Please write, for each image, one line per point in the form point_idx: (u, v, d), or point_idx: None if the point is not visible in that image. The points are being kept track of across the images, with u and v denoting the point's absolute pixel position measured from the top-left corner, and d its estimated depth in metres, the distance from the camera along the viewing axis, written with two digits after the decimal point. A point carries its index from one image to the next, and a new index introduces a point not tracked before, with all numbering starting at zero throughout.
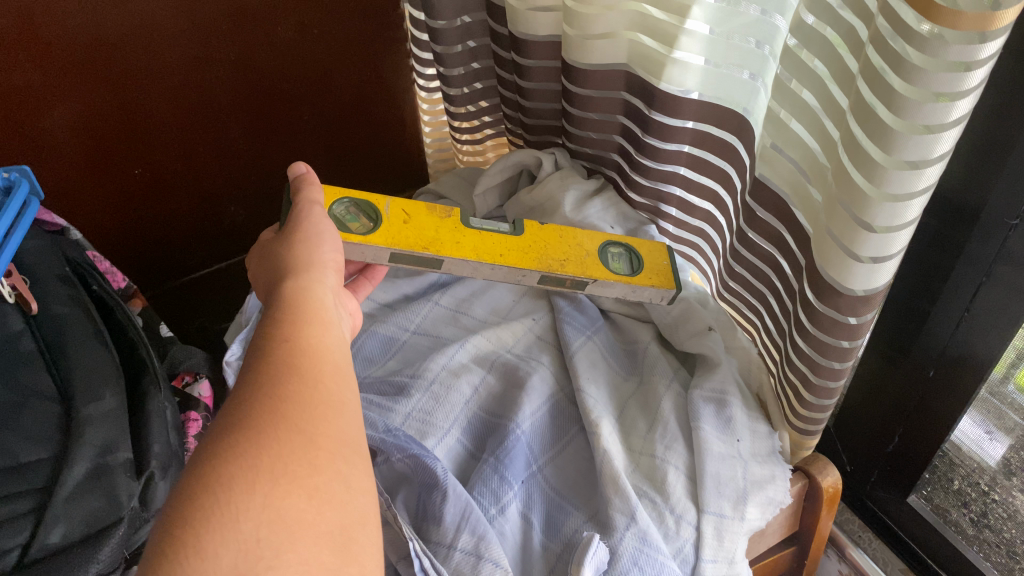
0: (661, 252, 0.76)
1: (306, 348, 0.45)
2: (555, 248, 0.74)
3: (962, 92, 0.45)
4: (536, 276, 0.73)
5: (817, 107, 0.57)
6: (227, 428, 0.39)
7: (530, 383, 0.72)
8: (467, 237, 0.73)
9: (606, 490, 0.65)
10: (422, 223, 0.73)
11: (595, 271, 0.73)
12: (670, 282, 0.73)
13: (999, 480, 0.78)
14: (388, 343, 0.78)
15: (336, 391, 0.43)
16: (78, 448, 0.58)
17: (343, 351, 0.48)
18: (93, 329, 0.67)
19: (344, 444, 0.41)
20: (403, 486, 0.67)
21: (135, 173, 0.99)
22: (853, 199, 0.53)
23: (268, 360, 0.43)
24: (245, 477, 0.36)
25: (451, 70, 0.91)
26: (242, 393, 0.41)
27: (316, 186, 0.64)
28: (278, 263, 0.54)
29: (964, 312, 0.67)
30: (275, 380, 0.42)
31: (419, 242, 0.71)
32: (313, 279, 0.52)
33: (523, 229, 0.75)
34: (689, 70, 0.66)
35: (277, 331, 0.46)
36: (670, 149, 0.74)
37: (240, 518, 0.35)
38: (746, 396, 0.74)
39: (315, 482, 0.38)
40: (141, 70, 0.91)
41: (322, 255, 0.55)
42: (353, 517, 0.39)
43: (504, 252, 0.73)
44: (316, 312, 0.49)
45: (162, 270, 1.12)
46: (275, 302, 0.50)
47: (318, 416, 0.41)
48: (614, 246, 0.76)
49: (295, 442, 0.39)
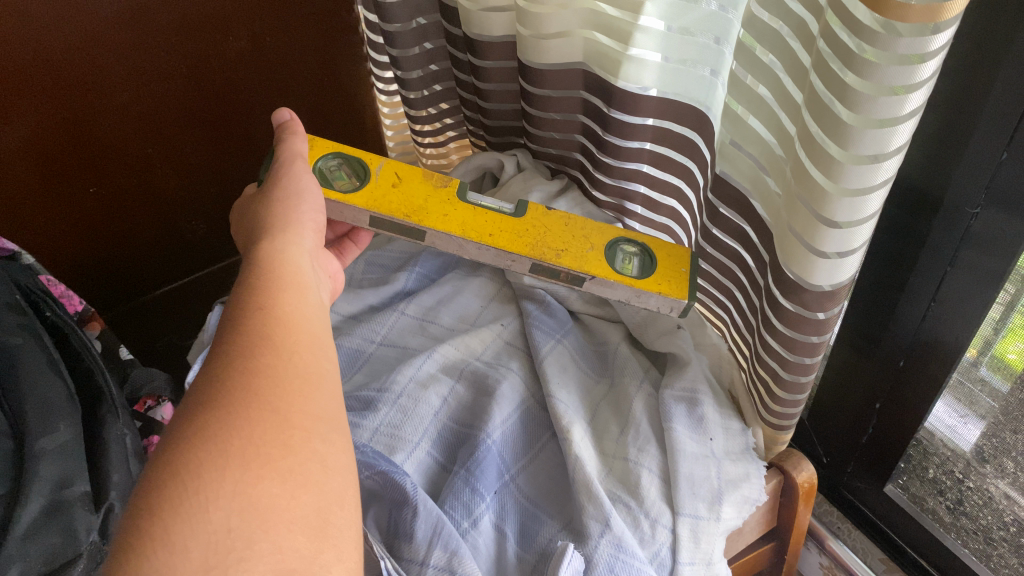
0: (682, 258, 0.69)
1: (281, 316, 0.44)
2: (555, 237, 0.69)
3: (916, 85, 0.44)
4: (527, 263, 0.69)
5: (772, 103, 0.56)
6: (199, 404, 0.38)
7: (499, 391, 0.71)
8: (459, 211, 0.70)
9: (580, 498, 0.64)
10: (414, 188, 0.72)
11: (595, 267, 0.68)
12: (682, 292, 0.67)
13: (974, 468, 0.77)
14: (354, 357, 0.77)
15: (313, 363, 0.43)
16: (32, 483, 0.56)
17: (321, 316, 0.47)
18: (46, 357, 0.65)
19: (320, 419, 0.40)
20: (375, 502, 0.65)
21: (90, 192, 0.97)
22: (811, 195, 0.52)
23: (244, 329, 0.43)
24: (216, 464, 0.36)
25: (409, 73, 0.89)
26: (214, 368, 0.41)
27: (300, 135, 0.62)
28: (255, 222, 0.54)
29: (930, 302, 0.67)
30: (250, 354, 0.41)
31: (402, 209, 0.70)
32: (289, 241, 0.51)
33: (525, 212, 0.71)
34: (645, 67, 0.65)
35: (252, 297, 0.45)
36: (631, 147, 0.73)
37: (210, 508, 0.34)
38: (717, 393, 0.74)
39: (290, 464, 0.37)
40: (92, 86, 0.88)
41: (301, 216, 0.55)
42: (330, 496, 0.38)
43: (495, 233, 0.69)
44: (294, 279, 0.48)
45: (122, 289, 1.10)
46: (249, 263, 0.49)
47: (293, 390, 0.40)
48: (628, 245, 0.70)
49: (268, 421, 0.38)
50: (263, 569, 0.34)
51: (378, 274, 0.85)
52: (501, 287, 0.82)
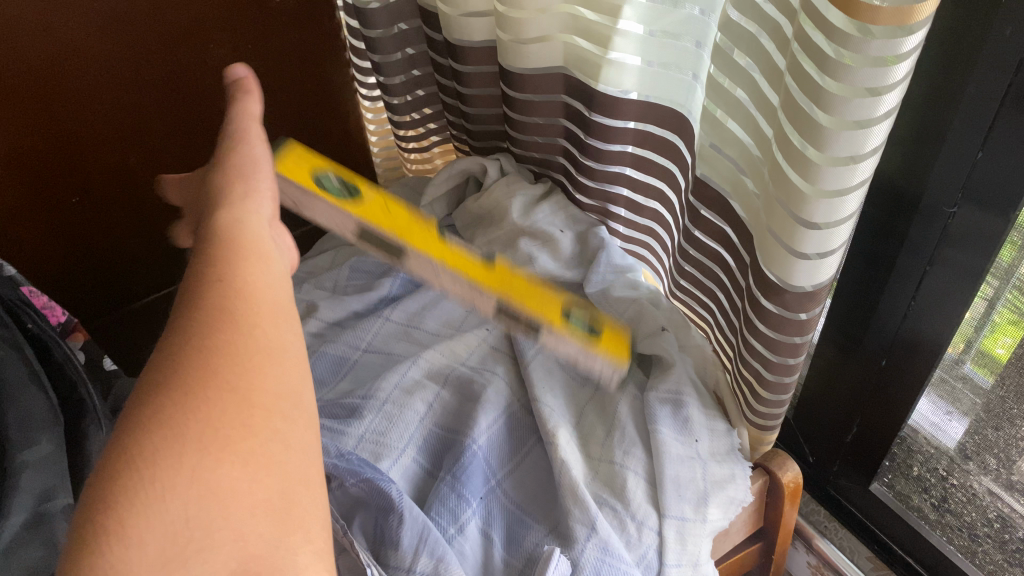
0: (631, 332, 0.69)
1: (241, 288, 0.40)
2: (522, 284, 0.68)
3: (889, 86, 0.44)
4: (490, 302, 0.67)
5: (750, 105, 0.56)
6: (152, 385, 0.35)
7: (484, 396, 0.71)
8: (425, 236, 0.69)
9: (565, 501, 0.64)
10: (382, 206, 0.70)
11: (554, 313, 0.66)
12: (626, 355, 0.67)
13: (957, 465, 0.77)
14: (339, 364, 0.77)
15: (275, 335, 0.39)
16: (14, 496, 0.56)
17: (283, 282, 0.44)
18: (28, 370, 0.64)
19: (282, 398, 0.38)
20: (360, 509, 0.64)
21: (73, 202, 0.96)
22: (789, 198, 0.52)
23: (200, 305, 0.39)
24: (172, 450, 0.33)
25: (391, 79, 0.89)
26: (169, 342, 0.37)
27: (255, 95, 0.54)
28: (209, 179, 0.48)
29: (911, 301, 0.67)
30: (207, 329, 0.37)
31: (366, 218, 0.68)
32: (248, 202, 0.46)
33: (496, 261, 0.70)
34: (625, 71, 0.65)
35: (208, 268, 0.41)
36: (613, 150, 0.73)
37: (167, 500, 0.32)
38: (702, 394, 0.73)
39: (251, 445, 0.35)
40: (72, 95, 0.88)
41: (258, 160, 0.50)
42: (293, 475, 0.36)
43: (460, 265, 0.68)
44: (252, 241, 0.44)
45: (99, 297, 1.08)
46: (205, 231, 0.44)
47: (253, 367, 0.37)
48: (580, 291, 0.70)
49: (229, 402, 0.35)
50: (227, 555, 0.32)
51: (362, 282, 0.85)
52: None
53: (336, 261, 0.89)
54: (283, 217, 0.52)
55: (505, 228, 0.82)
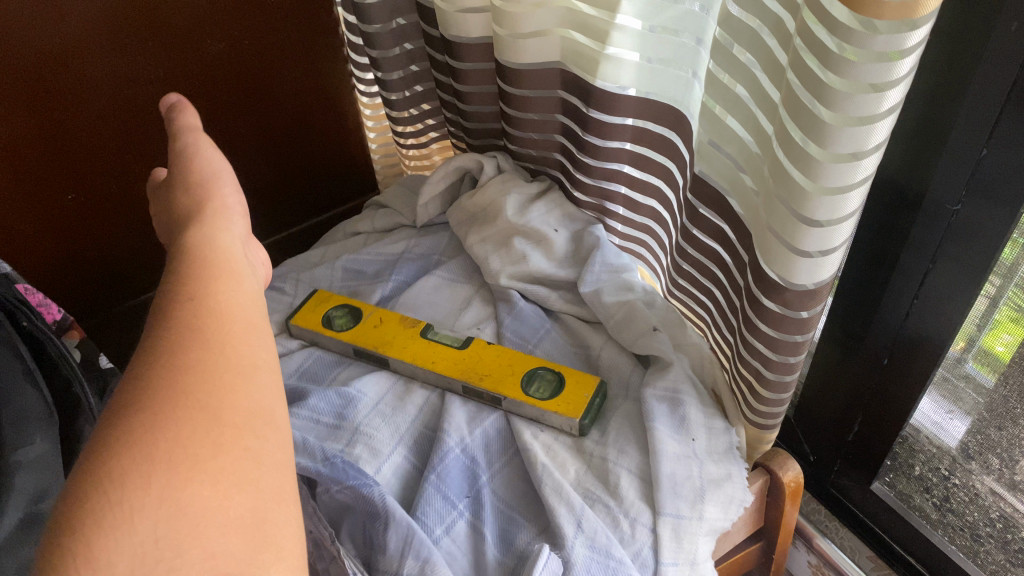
0: (588, 384, 0.71)
1: (211, 307, 0.41)
2: (485, 364, 0.73)
3: (893, 81, 0.43)
4: (459, 388, 0.73)
5: (750, 102, 0.56)
6: (122, 407, 0.35)
7: (451, 411, 0.71)
8: (415, 343, 0.76)
9: (550, 501, 0.64)
10: (390, 327, 0.78)
11: (508, 389, 0.71)
12: (576, 411, 0.68)
13: (959, 464, 0.77)
14: (333, 364, 0.78)
15: (246, 354, 0.40)
16: (7, 497, 0.55)
17: (256, 304, 0.44)
18: (22, 370, 0.64)
19: (254, 416, 0.37)
20: (347, 515, 0.64)
21: (68, 198, 0.95)
22: (791, 195, 0.52)
23: (169, 322, 0.39)
24: (141, 469, 0.32)
25: (389, 75, 0.89)
26: (140, 365, 0.37)
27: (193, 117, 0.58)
28: (175, 212, 0.51)
29: (913, 299, 0.66)
30: (177, 349, 0.38)
31: (371, 343, 0.77)
32: (219, 230, 0.48)
33: (469, 344, 0.76)
34: (623, 66, 0.65)
35: (181, 289, 0.42)
36: (611, 147, 0.72)
37: (135, 517, 0.31)
38: (700, 392, 0.72)
39: (221, 463, 0.34)
40: (67, 90, 0.87)
41: (226, 200, 0.51)
42: (266, 493, 0.35)
43: (438, 358, 0.74)
44: (225, 266, 0.45)
45: (98, 294, 1.05)
46: (176, 252, 0.46)
47: (224, 385, 0.37)
48: (546, 372, 0.73)
49: (198, 419, 0.35)
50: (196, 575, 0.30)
51: (354, 282, 0.86)
52: (479, 288, 0.83)
53: (327, 256, 0.91)
54: (255, 249, 0.52)
55: (501, 226, 0.81)
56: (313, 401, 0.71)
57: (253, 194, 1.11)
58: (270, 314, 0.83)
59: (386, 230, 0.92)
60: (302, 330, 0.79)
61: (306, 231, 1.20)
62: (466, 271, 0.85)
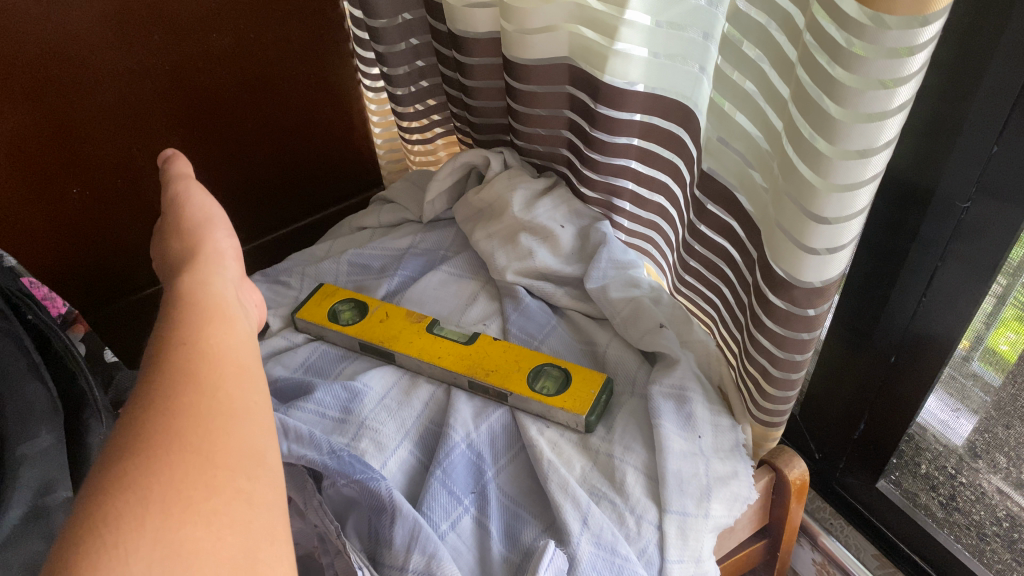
0: (595, 381, 0.71)
1: (204, 350, 0.40)
2: (492, 359, 0.73)
3: (905, 77, 0.43)
4: (465, 383, 0.73)
5: (758, 97, 0.55)
6: (115, 451, 0.34)
7: (457, 406, 0.71)
8: (421, 338, 0.76)
9: (556, 497, 0.64)
10: (397, 322, 0.78)
11: (515, 385, 0.71)
12: (583, 408, 0.68)
13: (966, 463, 0.77)
14: (338, 358, 0.78)
15: (239, 396, 0.39)
16: (14, 489, 0.55)
17: (250, 349, 0.43)
18: (28, 363, 0.63)
19: (247, 458, 0.36)
20: (353, 510, 0.64)
21: (73, 192, 0.94)
22: (800, 192, 0.52)
23: (160, 366, 0.39)
24: (135, 512, 0.31)
25: (395, 70, 0.89)
26: (133, 409, 0.36)
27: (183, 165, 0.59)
28: (169, 259, 0.51)
29: (922, 296, 0.66)
30: (170, 392, 0.37)
31: (378, 337, 0.77)
32: (211, 279, 0.47)
33: (476, 339, 0.76)
34: (631, 62, 0.65)
35: (173, 333, 0.41)
36: (619, 143, 0.72)
37: (130, 560, 0.30)
38: (707, 390, 0.72)
39: (215, 505, 0.33)
40: (73, 85, 0.87)
41: (218, 244, 0.52)
42: (258, 534, 0.34)
43: (444, 353, 0.74)
44: (218, 309, 0.44)
45: (106, 288, 1.04)
46: (168, 298, 0.45)
47: (216, 427, 0.36)
48: (552, 368, 0.73)
49: (190, 461, 0.34)
50: None
51: (360, 276, 0.86)
52: (485, 284, 0.83)
53: (333, 251, 0.90)
54: (249, 292, 0.52)
55: (507, 222, 0.81)
56: (319, 395, 0.71)
57: (258, 187, 1.11)
58: (276, 308, 0.83)
59: (392, 225, 0.92)
60: (308, 325, 0.79)
61: (310, 225, 1.19)
62: (472, 266, 0.85)
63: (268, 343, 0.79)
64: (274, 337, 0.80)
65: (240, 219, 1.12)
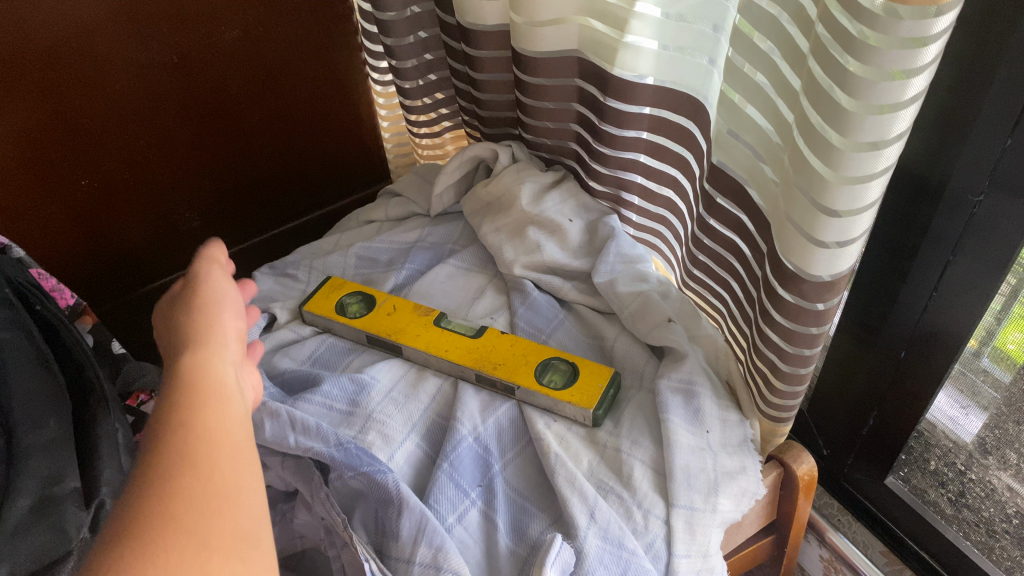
0: (603, 375, 0.71)
1: (199, 431, 0.40)
2: (499, 353, 0.73)
3: (918, 68, 0.43)
4: (472, 377, 0.72)
5: (770, 90, 0.55)
6: (109, 535, 0.34)
7: (464, 399, 0.71)
8: (429, 332, 0.76)
9: (563, 491, 0.63)
10: (404, 316, 0.78)
11: (522, 378, 0.70)
12: (590, 401, 0.68)
13: (976, 459, 0.77)
14: (345, 351, 0.78)
15: (234, 477, 0.39)
16: (20, 479, 0.55)
17: (245, 429, 0.43)
18: (35, 353, 0.63)
19: (238, 541, 0.37)
20: (360, 502, 0.64)
21: (82, 184, 0.94)
22: (810, 184, 0.51)
23: (155, 446, 0.38)
24: None
25: (403, 63, 0.89)
26: (128, 489, 0.36)
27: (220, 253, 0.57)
28: (170, 330, 0.49)
29: (932, 291, 0.66)
30: (164, 474, 0.37)
31: (385, 330, 0.76)
32: (212, 353, 0.46)
33: (483, 333, 0.76)
34: (641, 55, 0.64)
35: (167, 413, 0.40)
36: (628, 136, 0.72)
37: None
38: (715, 385, 0.71)
39: None
40: (82, 77, 0.88)
41: (224, 321, 0.50)
42: None
43: (451, 347, 0.74)
44: (215, 388, 0.43)
45: (114, 280, 1.04)
46: (166, 378, 0.44)
47: (210, 512, 0.36)
48: (560, 362, 0.72)
49: (184, 549, 0.34)
50: None
51: (368, 269, 0.86)
52: (493, 278, 0.83)
53: (341, 245, 0.90)
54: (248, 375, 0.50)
55: (515, 216, 0.81)
56: (326, 387, 0.71)
57: (265, 180, 1.10)
58: (283, 301, 0.83)
59: (400, 218, 0.92)
60: (315, 318, 0.79)
61: (317, 219, 1.19)
62: (479, 260, 0.85)
63: (275, 335, 0.79)
64: (281, 330, 0.80)
65: (244, 214, 1.11)
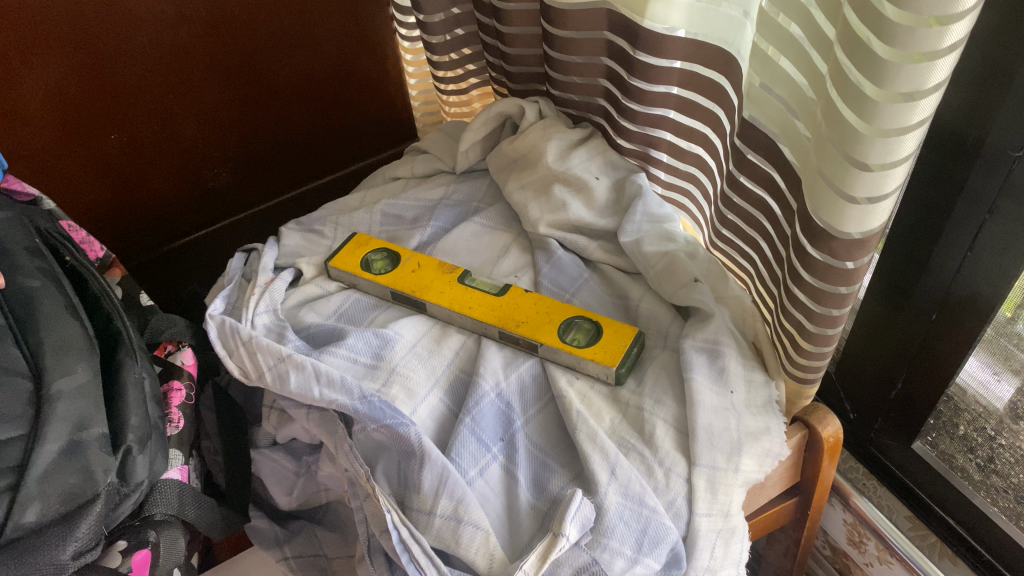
0: (626, 334, 0.70)
1: None
2: (522, 311, 0.73)
3: (958, 15, 0.41)
4: (495, 335, 0.72)
5: (804, 41, 0.54)
6: None
7: (487, 357, 0.70)
8: (453, 289, 0.76)
9: (584, 447, 0.63)
10: (430, 273, 0.78)
11: (545, 336, 0.70)
12: (614, 360, 0.68)
13: (1007, 424, 0.77)
14: (371, 306, 0.78)
15: None
16: (51, 423, 0.56)
17: None
18: (64, 300, 0.64)
19: None
20: (382, 455, 0.65)
21: (111, 138, 0.95)
22: (843, 137, 0.50)
23: None
24: None
25: (430, 17, 0.88)
26: None
27: None
28: None
29: (965, 252, 0.64)
30: None
31: (408, 286, 0.76)
32: None
33: (507, 291, 0.75)
34: (672, 7, 0.63)
35: None
36: (657, 92, 0.71)
37: None
38: (741, 346, 0.70)
39: None
40: (110, 30, 0.88)
41: None
42: None
43: (475, 304, 0.74)
44: None
45: (143, 235, 1.05)
46: None
47: None
48: (583, 321, 0.72)
49: None
50: None
51: (392, 227, 0.86)
52: (519, 237, 0.82)
53: (366, 202, 0.90)
54: None
55: (541, 173, 0.80)
56: (350, 341, 0.71)
57: (291, 137, 1.10)
58: (309, 256, 0.83)
59: (425, 175, 0.91)
60: (340, 273, 0.79)
61: (345, 177, 1.19)
62: (504, 219, 0.84)
63: (301, 290, 0.80)
64: (307, 285, 0.80)
65: (270, 172, 1.11)
